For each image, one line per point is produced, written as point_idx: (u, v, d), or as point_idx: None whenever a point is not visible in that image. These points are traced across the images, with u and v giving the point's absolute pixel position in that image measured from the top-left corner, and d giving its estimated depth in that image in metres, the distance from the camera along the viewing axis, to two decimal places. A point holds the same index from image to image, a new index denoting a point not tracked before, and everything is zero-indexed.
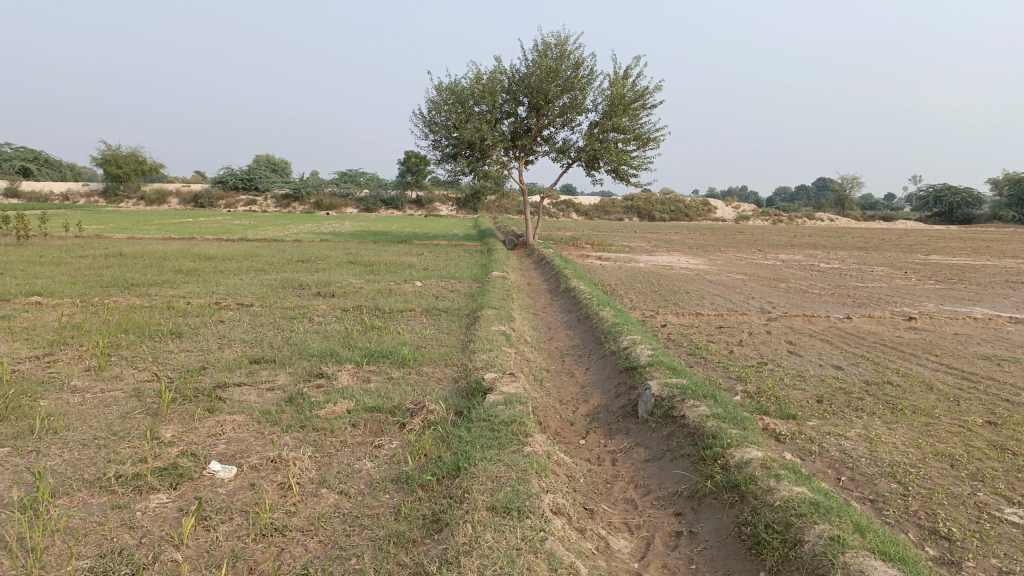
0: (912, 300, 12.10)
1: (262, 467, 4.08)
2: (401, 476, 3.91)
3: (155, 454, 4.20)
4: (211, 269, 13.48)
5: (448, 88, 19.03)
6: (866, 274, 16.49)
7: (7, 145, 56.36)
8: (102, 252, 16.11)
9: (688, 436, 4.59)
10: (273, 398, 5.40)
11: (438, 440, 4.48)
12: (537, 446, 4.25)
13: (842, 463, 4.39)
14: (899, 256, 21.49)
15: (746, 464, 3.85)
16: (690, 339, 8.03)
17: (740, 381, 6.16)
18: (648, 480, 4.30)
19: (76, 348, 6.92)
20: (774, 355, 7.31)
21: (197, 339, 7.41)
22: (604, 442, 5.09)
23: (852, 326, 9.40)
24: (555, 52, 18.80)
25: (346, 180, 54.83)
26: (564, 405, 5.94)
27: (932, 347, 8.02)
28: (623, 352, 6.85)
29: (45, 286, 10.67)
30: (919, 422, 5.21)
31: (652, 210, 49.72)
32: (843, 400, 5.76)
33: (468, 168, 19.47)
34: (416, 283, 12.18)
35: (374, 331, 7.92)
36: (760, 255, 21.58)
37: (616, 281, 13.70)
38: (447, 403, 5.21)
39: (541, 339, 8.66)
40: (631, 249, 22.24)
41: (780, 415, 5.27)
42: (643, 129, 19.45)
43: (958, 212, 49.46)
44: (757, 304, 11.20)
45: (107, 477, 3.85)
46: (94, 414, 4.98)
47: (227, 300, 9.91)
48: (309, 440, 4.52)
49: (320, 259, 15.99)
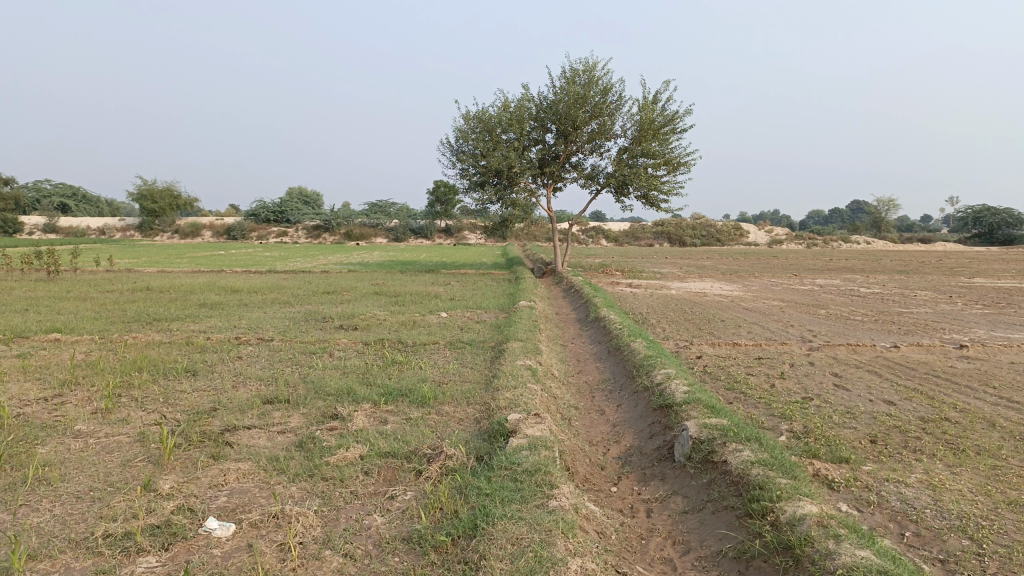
0: (961, 326, 11.52)
1: (262, 524, 3.73)
2: (413, 535, 3.54)
3: (149, 509, 3.88)
4: (235, 303, 13.31)
5: (476, 117, 18.87)
6: (909, 298, 15.86)
7: (46, 181, 57.56)
8: (129, 286, 16.06)
9: (731, 485, 4.17)
10: (282, 443, 5.08)
11: (455, 491, 4.10)
12: (563, 499, 3.85)
13: (905, 516, 3.93)
14: (942, 280, 20.75)
15: (800, 522, 3.42)
16: (728, 372, 7.58)
17: (785, 420, 5.71)
18: (687, 536, 3.87)
19: (87, 388, 6.66)
20: (820, 390, 6.84)
21: (213, 377, 7.13)
22: (638, 490, 4.68)
23: (901, 356, 8.85)
24: (583, 78, 18.55)
25: (376, 210, 55.10)
26: (594, 447, 5.54)
27: (990, 379, 7.48)
28: (657, 388, 6.42)
29: (67, 323, 10.52)
30: (986, 465, 4.72)
31: (683, 235, 49.22)
32: (899, 440, 5.28)
33: (495, 197, 19.25)
34: (441, 315, 11.85)
35: (395, 367, 7.60)
36: (796, 280, 20.97)
37: (647, 310, 13.27)
38: (468, 447, 4.85)
39: (570, 373, 8.26)
40: (662, 276, 21.81)
41: (831, 458, 4.83)
42: (674, 153, 19.07)
43: (999, 233, 48.18)
44: (796, 333, 10.69)
45: (95, 537, 3.54)
46: (93, 462, 4.69)
47: (247, 334, 9.66)
48: (317, 491, 4.17)
49: (346, 291, 15.80)
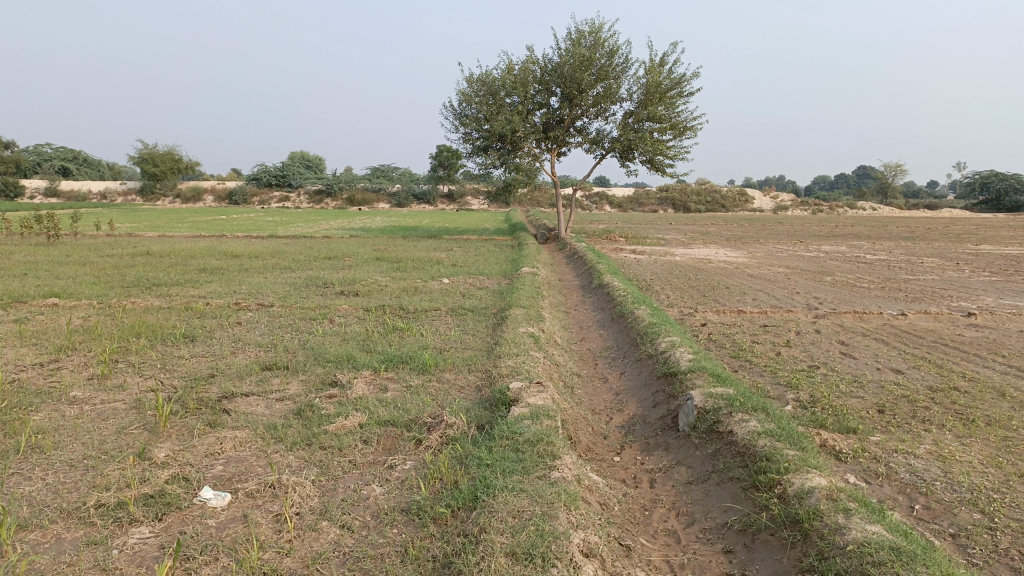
0: (969, 294, 11.37)
1: (259, 494, 3.65)
2: (412, 506, 3.46)
3: (143, 478, 3.80)
4: (235, 268, 13.20)
5: (479, 80, 18.58)
6: (916, 266, 15.70)
7: (47, 144, 57.14)
8: (130, 251, 15.93)
9: (736, 456, 4.10)
10: (281, 411, 5.00)
11: (456, 462, 4.02)
12: (565, 470, 3.76)
13: (915, 488, 3.85)
14: (950, 247, 20.54)
15: (809, 495, 3.33)
16: (733, 340, 7.48)
17: (791, 389, 5.61)
18: (692, 507, 3.80)
19: (84, 354, 6.59)
20: (827, 358, 6.75)
21: (211, 343, 7.04)
22: (641, 460, 4.60)
23: (908, 324, 8.74)
24: (589, 41, 18.21)
25: (379, 174, 54.74)
26: (596, 416, 5.45)
27: (998, 347, 7.37)
28: (662, 355, 6.32)
29: (65, 287, 10.42)
30: (997, 436, 4.63)
31: (687, 201, 48.90)
32: (907, 410, 5.19)
33: (498, 161, 19.03)
34: (443, 281, 11.74)
35: (396, 333, 7.50)
36: (802, 246, 20.79)
37: (651, 276, 13.14)
38: (469, 416, 4.77)
39: (573, 340, 8.17)
40: (667, 242, 21.69)
41: (838, 429, 4.75)
42: (680, 118, 18.79)
43: (1006, 200, 47.64)
44: (802, 300, 10.56)
45: (87, 507, 3.46)
46: (88, 429, 4.61)
47: (247, 300, 9.55)
48: (315, 460, 4.09)
49: (347, 256, 15.68)
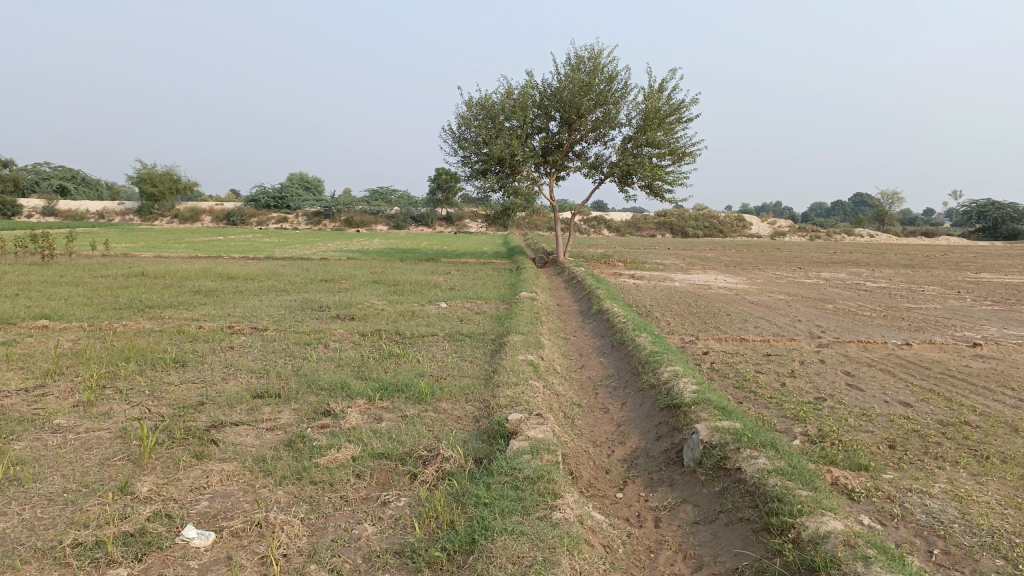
0: (973, 324, 11.24)
1: (244, 533, 3.47)
2: (405, 548, 3.29)
3: (124, 515, 3.62)
4: (230, 290, 13.03)
5: (479, 104, 18.55)
6: (917, 294, 15.57)
7: (45, 164, 57.15)
8: (124, 272, 15.73)
9: (746, 495, 3.93)
10: (271, 442, 4.83)
11: (452, 499, 3.85)
12: (567, 510, 3.58)
13: (932, 531, 3.68)
14: (950, 275, 20.42)
15: (824, 541, 3.17)
16: (737, 370, 7.32)
17: (798, 422, 5.45)
18: (699, 550, 3.62)
19: (70, 379, 6.40)
20: (833, 389, 6.59)
21: (202, 368, 6.86)
22: (645, 496, 4.43)
23: (913, 354, 8.59)
24: (588, 66, 18.20)
25: (377, 197, 54.72)
26: (598, 449, 5.28)
27: (1006, 379, 7.22)
28: (664, 386, 6.16)
29: (57, 309, 10.24)
30: (1014, 475, 4.46)
31: (685, 226, 48.93)
32: (919, 445, 5.02)
33: (497, 185, 18.96)
34: (441, 305, 11.59)
35: (392, 359, 7.33)
36: (801, 273, 20.70)
37: (651, 302, 13.00)
38: (466, 449, 4.60)
39: (573, 368, 8.01)
40: (666, 267, 21.57)
41: (849, 466, 4.58)
42: (679, 143, 18.76)
43: (1002, 228, 47.69)
44: (805, 328, 10.41)
45: (63, 546, 3.27)
46: (70, 460, 4.43)
47: (240, 323, 9.38)
48: (305, 496, 3.92)
49: (344, 279, 15.54)
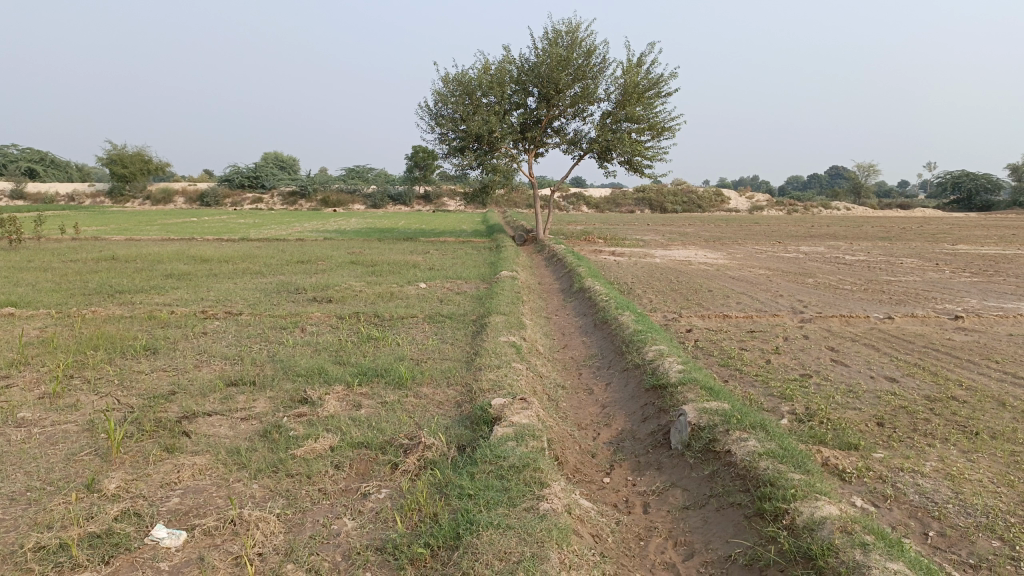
0: (953, 296, 11.24)
1: (217, 532, 3.31)
2: (386, 544, 3.16)
3: (91, 514, 3.44)
4: (203, 273, 12.74)
5: (455, 80, 18.23)
6: (896, 266, 15.59)
7: (13, 146, 55.90)
8: (95, 256, 15.33)
9: (736, 479, 3.83)
10: (245, 432, 4.66)
11: (435, 490, 3.71)
12: (555, 500, 3.46)
13: (926, 512, 3.60)
14: (926, 247, 20.53)
15: (820, 527, 3.08)
16: (722, 347, 7.23)
17: (785, 401, 5.37)
18: (690, 537, 3.52)
19: (36, 369, 6.17)
20: (819, 366, 6.51)
21: (174, 356, 6.65)
22: (632, 481, 4.32)
23: (896, 328, 8.55)
24: (565, 40, 17.95)
25: (354, 176, 54.14)
26: (583, 432, 5.17)
27: (991, 352, 7.18)
28: (650, 365, 6.05)
29: (23, 296, 9.93)
30: (1005, 451, 4.40)
31: (663, 202, 48.90)
32: (907, 422, 4.95)
33: (475, 162, 18.70)
34: (420, 285, 11.40)
35: (371, 343, 7.16)
36: (780, 247, 20.70)
37: (632, 279, 12.90)
38: (449, 436, 4.47)
39: (556, 348, 7.88)
40: (646, 243, 21.48)
41: (839, 445, 4.51)
42: (658, 118, 18.61)
43: (976, 199, 48.22)
44: (786, 303, 10.36)
45: (25, 550, 3.09)
46: (34, 456, 4.23)
47: (214, 308, 9.14)
48: (281, 490, 3.76)
49: (321, 259, 15.28)
